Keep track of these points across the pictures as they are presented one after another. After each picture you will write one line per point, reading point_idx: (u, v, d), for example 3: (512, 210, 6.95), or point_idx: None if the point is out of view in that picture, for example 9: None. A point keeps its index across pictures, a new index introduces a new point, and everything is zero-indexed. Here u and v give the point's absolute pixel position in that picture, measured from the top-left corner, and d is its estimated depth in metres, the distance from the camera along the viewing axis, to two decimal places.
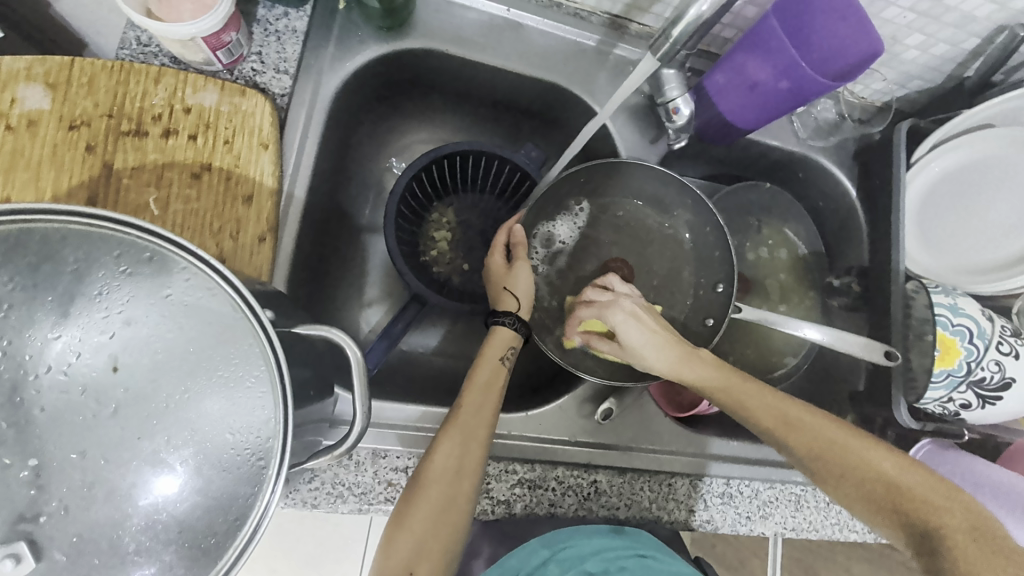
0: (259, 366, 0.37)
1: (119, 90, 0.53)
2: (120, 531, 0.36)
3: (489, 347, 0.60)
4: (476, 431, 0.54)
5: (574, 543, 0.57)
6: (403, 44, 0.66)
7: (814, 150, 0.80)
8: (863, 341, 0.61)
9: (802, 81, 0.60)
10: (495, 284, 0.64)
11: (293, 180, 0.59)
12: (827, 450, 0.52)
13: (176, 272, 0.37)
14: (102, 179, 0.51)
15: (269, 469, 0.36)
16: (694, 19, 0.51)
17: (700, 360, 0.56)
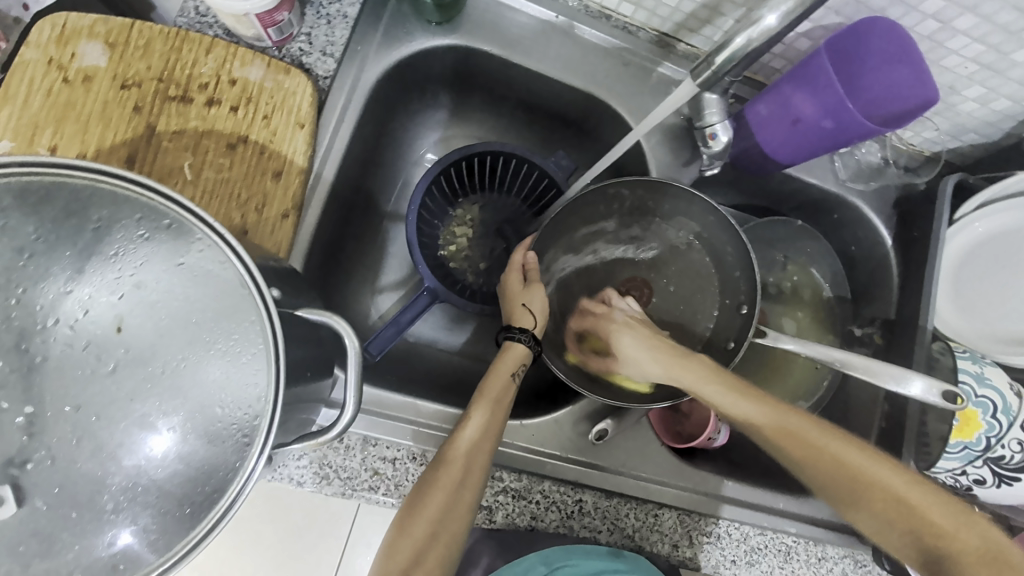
0: (257, 344, 0.37)
1: (172, 56, 0.55)
2: (101, 488, 0.37)
3: (502, 362, 0.61)
4: (486, 442, 0.54)
5: (574, 564, 0.56)
6: (450, 39, 0.67)
7: (853, 193, 0.78)
8: (914, 376, 0.50)
9: (848, 123, 0.58)
10: (512, 301, 0.63)
11: (323, 162, 0.60)
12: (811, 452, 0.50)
13: (192, 241, 0.38)
14: (144, 139, 0.53)
15: (252, 445, 0.36)
16: (739, 49, 0.50)
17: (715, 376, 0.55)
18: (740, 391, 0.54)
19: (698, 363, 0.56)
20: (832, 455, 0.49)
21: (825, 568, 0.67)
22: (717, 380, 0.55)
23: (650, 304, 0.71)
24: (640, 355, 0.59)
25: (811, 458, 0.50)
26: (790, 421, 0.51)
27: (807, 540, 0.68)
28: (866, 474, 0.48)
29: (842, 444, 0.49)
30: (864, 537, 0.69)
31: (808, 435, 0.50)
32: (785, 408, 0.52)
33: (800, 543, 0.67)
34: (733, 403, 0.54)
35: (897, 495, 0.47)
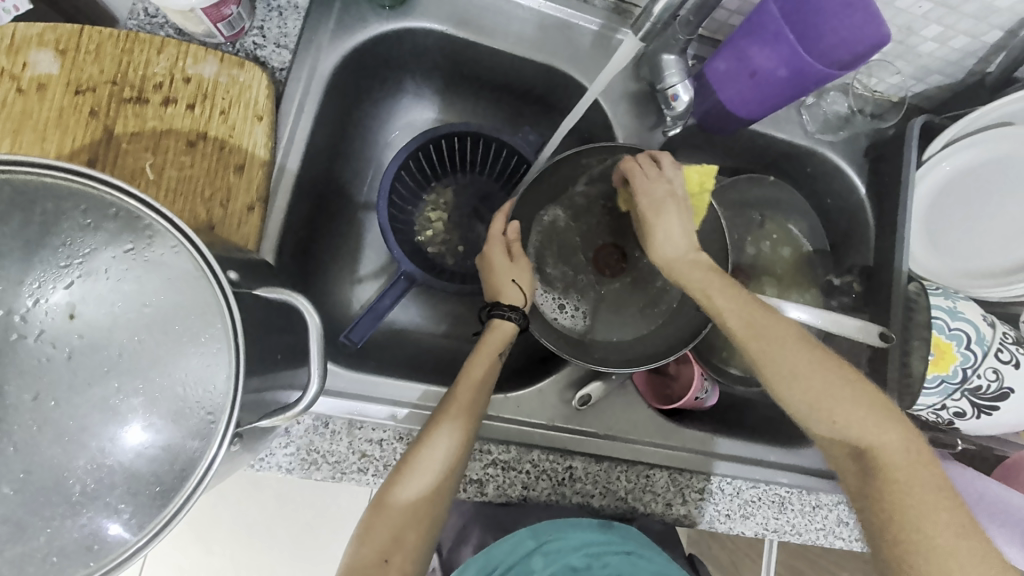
0: (215, 328, 0.37)
1: (123, 59, 0.55)
2: (65, 471, 0.38)
3: (487, 340, 0.61)
4: (471, 421, 0.54)
5: (561, 537, 0.57)
6: (406, 21, 0.67)
7: (823, 145, 0.78)
8: (861, 324, 0.58)
9: (803, 71, 0.58)
10: (499, 278, 0.63)
11: (286, 153, 0.61)
12: (783, 358, 0.51)
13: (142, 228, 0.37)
14: (103, 143, 0.53)
15: (218, 424, 0.35)
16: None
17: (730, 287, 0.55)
18: (735, 296, 0.54)
19: (704, 269, 0.56)
20: (802, 360, 0.51)
21: (820, 515, 0.69)
22: (720, 287, 0.55)
23: (622, 271, 0.70)
24: (664, 232, 0.59)
25: (782, 364, 0.51)
26: (772, 328, 0.52)
27: (799, 489, 0.69)
28: (819, 382, 0.50)
29: (806, 353, 0.51)
30: None
31: (786, 341, 0.52)
32: (772, 317, 0.53)
33: (793, 493, 0.69)
34: (724, 306, 0.54)
35: (847, 400, 0.49)
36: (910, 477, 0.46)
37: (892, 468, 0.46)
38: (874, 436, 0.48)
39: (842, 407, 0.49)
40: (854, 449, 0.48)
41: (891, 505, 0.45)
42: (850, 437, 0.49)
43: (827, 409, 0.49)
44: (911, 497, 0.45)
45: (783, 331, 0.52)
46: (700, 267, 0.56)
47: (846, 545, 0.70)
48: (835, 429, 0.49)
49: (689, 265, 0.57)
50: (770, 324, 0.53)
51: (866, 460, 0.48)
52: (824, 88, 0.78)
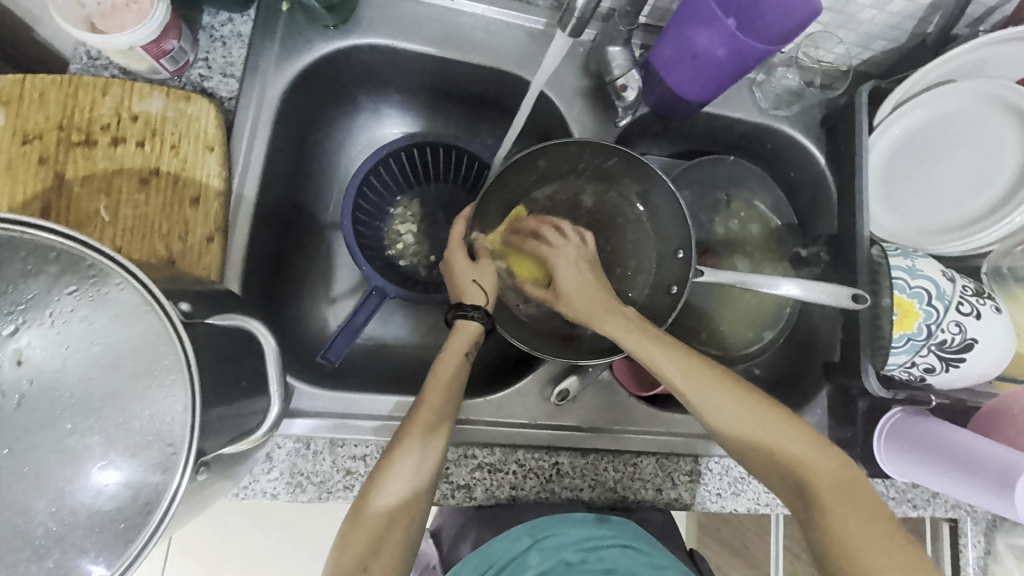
0: (167, 361, 0.36)
1: (68, 103, 0.55)
2: (26, 519, 0.37)
3: (454, 341, 0.61)
4: (443, 421, 0.55)
5: (558, 531, 0.58)
6: (351, 38, 0.67)
7: (778, 120, 0.79)
8: (833, 288, 0.59)
9: (741, 50, 0.60)
10: (461, 279, 0.63)
11: (242, 180, 0.61)
12: (717, 405, 0.54)
13: (82, 269, 0.36)
14: (54, 190, 0.53)
15: (178, 454, 0.35)
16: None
17: (659, 339, 0.58)
18: (671, 351, 0.56)
19: (637, 323, 0.59)
20: (737, 405, 0.54)
21: None
22: (656, 340, 0.57)
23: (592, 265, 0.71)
24: (581, 290, 0.63)
25: (716, 407, 0.55)
26: (710, 376, 0.55)
27: None
28: (751, 424, 0.53)
29: (734, 397, 0.54)
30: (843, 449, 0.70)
31: (724, 389, 0.55)
32: (708, 366, 0.56)
33: None
34: (663, 359, 0.56)
35: (784, 438, 0.52)
36: (844, 509, 0.49)
37: (823, 497, 0.50)
38: (814, 471, 0.51)
39: (779, 446, 0.52)
40: (795, 485, 0.51)
41: (831, 537, 0.48)
42: (788, 468, 0.52)
43: (770, 447, 0.53)
44: (849, 525, 0.48)
45: (715, 378, 0.55)
46: (633, 325, 0.59)
47: None
48: (773, 463, 0.53)
49: (617, 318, 0.60)
50: (702, 372, 0.56)
51: (803, 491, 0.51)
52: (772, 64, 0.79)
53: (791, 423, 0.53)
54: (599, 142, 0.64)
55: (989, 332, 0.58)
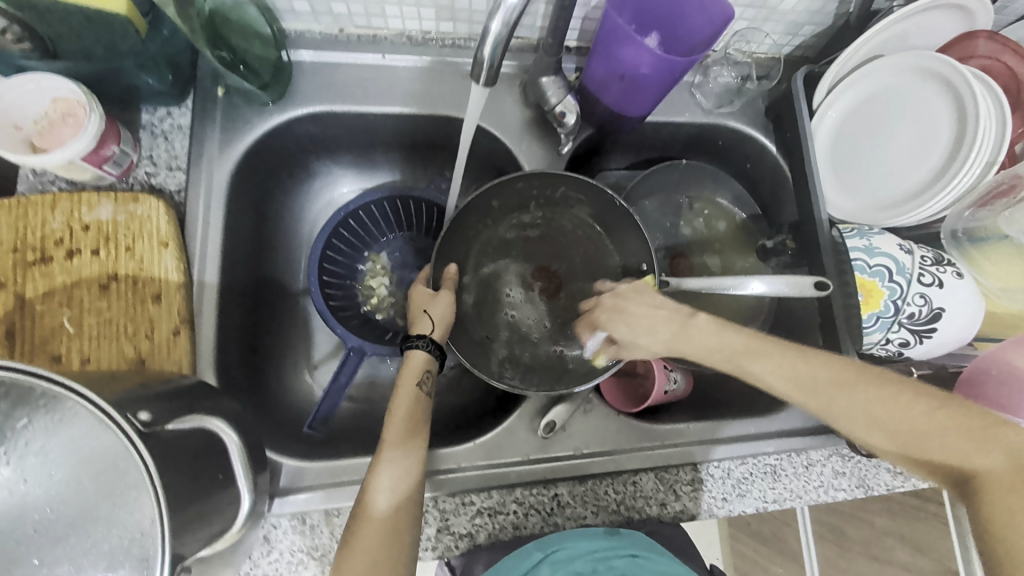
0: (129, 478, 0.36)
1: (19, 224, 0.56)
2: None
3: (404, 372, 0.62)
4: (413, 441, 0.57)
5: (568, 546, 0.57)
6: (290, 112, 0.69)
7: (724, 117, 0.80)
8: (794, 279, 0.56)
9: (661, 67, 0.61)
10: (416, 309, 0.65)
11: (202, 268, 0.62)
12: (846, 400, 0.51)
13: (33, 401, 0.36)
14: (16, 311, 0.54)
15: (153, 563, 0.35)
16: (500, 34, 0.45)
17: (767, 345, 0.54)
18: (768, 360, 0.53)
19: (725, 334, 0.55)
20: (862, 398, 0.50)
21: (816, 473, 0.69)
22: (752, 350, 0.54)
23: (560, 292, 0.72)
24: (633, 332, 0.58)
25: (852, 406, 0.51)
26: (823, 375, 0.52)
27: (789, 453, 0.69)
28: (894, 415, 0.49)
29: (875, 389, 0.50)
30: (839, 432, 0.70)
31: (844, 384, 0.51)
32: (822, 363, 0.52)
33: (783, 459, 0.69)
34: (762, 368, 0.54)
35: (928, 425, 0.48)
36: (1016, 501, 0.43)
37: (993, 490, 0.44)
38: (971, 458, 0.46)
39: (934, 436, 0.47)
40: (956, 473, 0.47)
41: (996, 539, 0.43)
42: (947, 463, 0.47)
43: (911, 439, 0.48)
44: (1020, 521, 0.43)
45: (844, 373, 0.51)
46: (719, 337, 0.55)
47: (849, 494, 0.70)
48: (931, 459, 0.48)
49: (687, 334, 0.56)
50: (826, 369, 0.52)
51: (967, 487, 0.46)
52: (707, 65, 0.80)
53: (951, 406, 0.48)
54: (550, 171, 0.65)
55: (954, 298, 0.59)
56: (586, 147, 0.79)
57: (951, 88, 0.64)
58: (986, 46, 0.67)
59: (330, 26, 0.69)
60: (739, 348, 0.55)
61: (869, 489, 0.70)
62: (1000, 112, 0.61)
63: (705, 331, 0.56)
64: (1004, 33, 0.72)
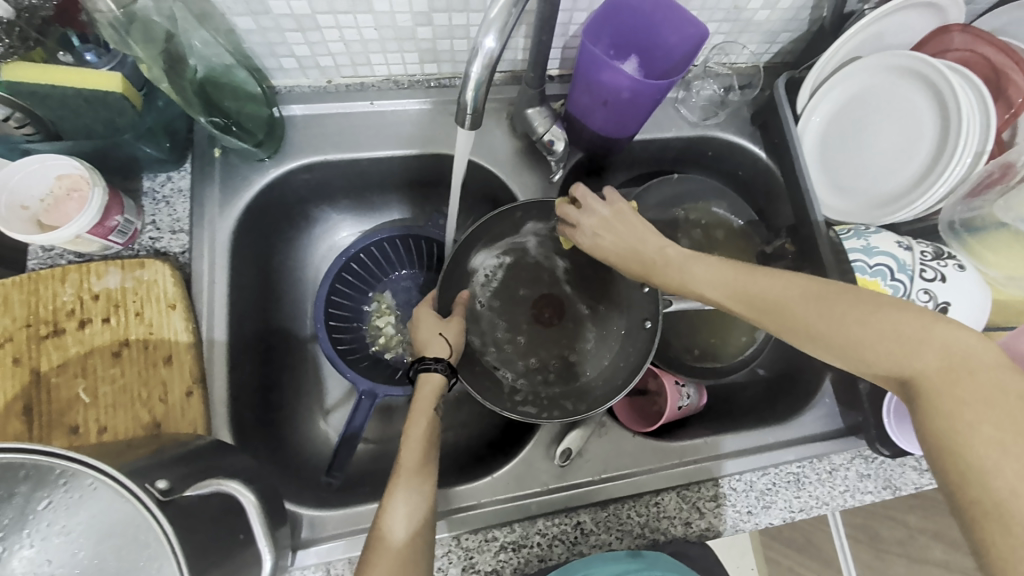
0: (150, 550, 0.37)
1: (31, 299, 0.57)
2: None
3: (419, 396, 0.61)
4: (428, 470, 0.57)
5: (594, 571, 0.57)
6: (285, 164, 0.70)
7: (711, 128, 0.81)
8: None
9: (641, 92, 0.63)
10: (428, 334, 0.65)
11: (210, 327, 0.63)
12: (780, 310, 0.50)
13: (54, 480, 0.37)
14: (33, 385, 0.55)
15: None
16: (481, 76, 0.46)
17: (712, 266, 0.56)
18: (717, 273, 0.55)
19: (692, 264, 0.56)
20: (800, 311, 0.49)
21: (840, 477, 0.68)
22: (710, 277, 0.55)
23: (565, 317, 0.73)
24: (611, 258, 0.62)
25: (789, 316, 0.49)
26: (765, 293, 0.51)
27: (811, 460, 0.68)
28: (831, 321, 0.47)
29: (806, 300, 0.49)
30: (859, 433, 0.69)
31: (786, 303, 0.50)
32: (768, 283, 0.51)
33: (806, 466, 0.68)
34: (714, 292, 0.54)
35: (864, 332, 0.45)
36: (947, 397, 0.41)
37: (931, 389, 0.42)
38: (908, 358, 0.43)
39: (871, 338, 0.45)
40: (896, 378, 0.44)
41: (935, 432, 0.41)
42: (885, 367, 0.45)
43: (850, 346, 0.46)
44: (961, 416, 0.40)
45: (781, 284, 0.51)
46: (688, 264, 0.57)
47: (877, 497, 0.69)
48: (872, 366, 0.46)
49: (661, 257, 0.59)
50: (766, 281, 0.51)
51: (908, 388, 0.43)
52: (689, 79, 0.81)
53: (896, 307, 0.45)
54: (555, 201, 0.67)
55: (960, 291, 0.60)
56: (578, 169, 0.79)
57: (931, 85, 0.64)
58: (960, 38, 0.68)
59: (319, 79, 0.72)
60: (690, 271, 0.56)
61: (897, 490, 0.69)
62: (982, 101, 0.62)
63: (673, 264, 0.58)
64: (976, 24, 0.73)
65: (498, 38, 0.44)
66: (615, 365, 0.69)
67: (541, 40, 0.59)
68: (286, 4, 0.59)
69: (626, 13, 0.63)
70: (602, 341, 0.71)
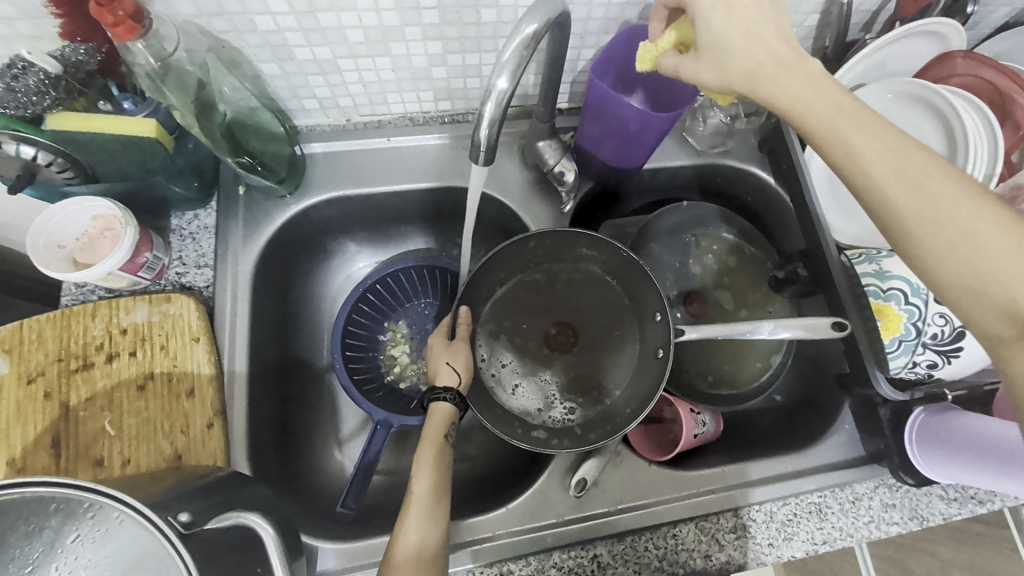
0: None
1: (63, 334, 0.60)
2: None
3: (429, 426, 0.62)
4: (439, 496, 0.57)
5: None
6: (307, 200, 0.73)
7: (719, 156, 0.83)
8: (808, 323, 0.61)
9: (649, 125, 0.65)
10: (436, 361, 0.67)
11: (231, 358, 0.64)
12: (913, 183, 0.43)
13: (82, 513, 0.38)
14: (62, 418, 0.57)
15: None
16: (494, 114, 0.48)
17: (868, 113, 0.45)
18: (873, 125, 0.45)
19: (827, 97, 0.46)
20: (928, 193, 0.42)
21: (864, 508, 0.66)
22: (864, 122, 0.45)
23: (578, 345, 0.73)
24: (731, 34, 0.46)
25: (928, 199, 0.42)
26: (918, 166, 0.43)
27: (832, 489, 0.67)
28: (967, 222, 0.41)
29: (957, 193, 0.42)
30: (882, 461, 0.67)
31: (928, 181, 0.42)
32: (922, 156, 0.43)
33: (827, 496, 0.66)
34: (856, 138, 0.44)
35: (987, 242, 0.40)
36: None
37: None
38: (1019, 286, 0.39)
39: (1000, 258, 0.40)
40: (987, 308, 0.41)
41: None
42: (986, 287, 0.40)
43: (959, 243, 0.41)
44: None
45: (937, 167, 0.43)
46: (830, 92, 0.46)
47: (903, 528, 0.67)
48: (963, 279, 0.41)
49: (797, 74, 0.46)
50: (920, 154, 0.43)
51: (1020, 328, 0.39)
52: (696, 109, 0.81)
53: None
54: (568, 231, 0.68)
55: None
56: (589, 199, 0.81)
57: (936, 110, 0.65)
58: (964, 64, 0.69)
59: (338, 118, 0.75)
60: (827, 103, 0.46)
61: (924, 521, 0.67)
62: (989, 127, 0.62)
63: (818, 85, 0.46)
64: (979, 50, 0.74)
65: (511, 78, 0.46)
66: (626, 394, 0.68)
67: (551, 77, 0.62)
68: (309, 51, 0.62)
69: (632, 49, 0.66)
70: (613, 368, 0.71)
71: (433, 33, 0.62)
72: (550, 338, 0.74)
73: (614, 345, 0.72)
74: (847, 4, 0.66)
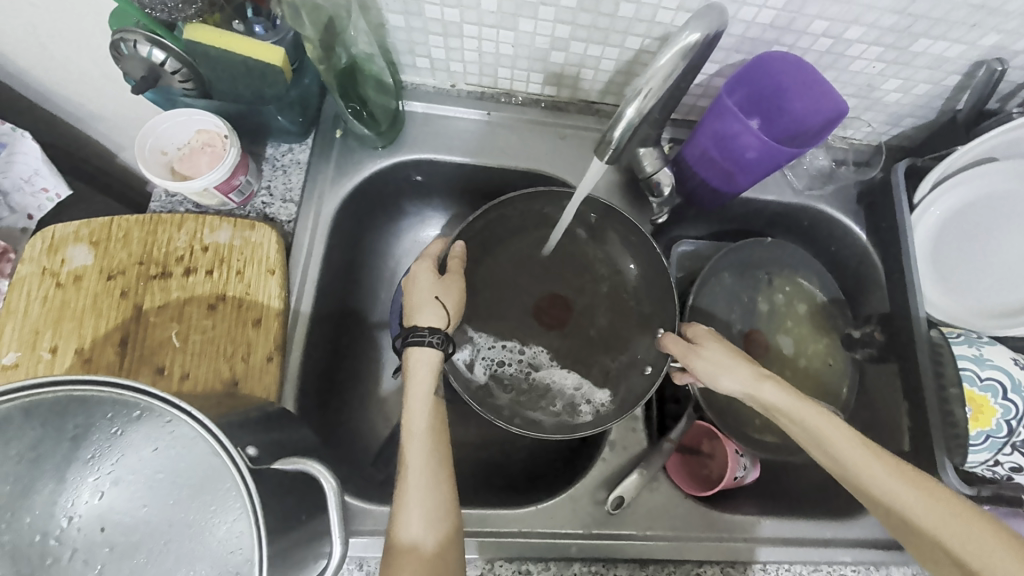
0: (234, 510, 0.37)
1: (148, 240, 0.60)
2: None
3: (413, 371, 0.58)
4: (435, 459, 0.55)
5: None
6: (396, 156, 0.73)
7: (814, 199, 0.79)
8: None
9: (767, 153, 0.62)
10: (422, 295, 0.60)
11: (299, 297, 0.65)
12: (904, 510, 0.48)
13: (162, 425, 0.38)
14: (132, 319, 0.58)
15: None
16: (633, 119, 0.46)
17: (845, 430, 0.51)
18: (850, 441, 0.51)
19: (803, 411, 0.53)
20: (931, 525, 0.47)
21: None
22: (842, 440, 0.51)
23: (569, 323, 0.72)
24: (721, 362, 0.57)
25: (924, 523, 0.47)
26: (903, 488, 0.49)
27: (866, 566, 0.64)
28: (968, 543, 0.45)
29: (942, 508, 0.47)
30: None
31: (918, 506, 0.48)
32: (902, 477, 0.49)
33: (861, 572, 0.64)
34: (838, 459, 0.51)
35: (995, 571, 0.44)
36: None
37: None
38: None
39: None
40: None
41: None
42: None
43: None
44: None
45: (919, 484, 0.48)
46: (805, 411, 0.53)
47: None
48: None
49: (773, 386, 0.55)
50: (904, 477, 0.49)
51: None
52: None
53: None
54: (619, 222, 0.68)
55: None
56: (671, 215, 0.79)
57: None
58: None
59: (445, 81, 0.74)
60: (801, 416, 0.53)
61: None
62: None
63: (789, 404, 0.54)
64: None
65: (660, 84, 0.45)
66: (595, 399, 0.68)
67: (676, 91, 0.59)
68: (438, 10, 0.61)
69: (765, 75, 0.63)
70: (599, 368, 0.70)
71: (565, 17, 0.60)
72: (543, 311, 0.72)
73: (617, 341, 0.70)
74: (1001, 71, 0.62)
